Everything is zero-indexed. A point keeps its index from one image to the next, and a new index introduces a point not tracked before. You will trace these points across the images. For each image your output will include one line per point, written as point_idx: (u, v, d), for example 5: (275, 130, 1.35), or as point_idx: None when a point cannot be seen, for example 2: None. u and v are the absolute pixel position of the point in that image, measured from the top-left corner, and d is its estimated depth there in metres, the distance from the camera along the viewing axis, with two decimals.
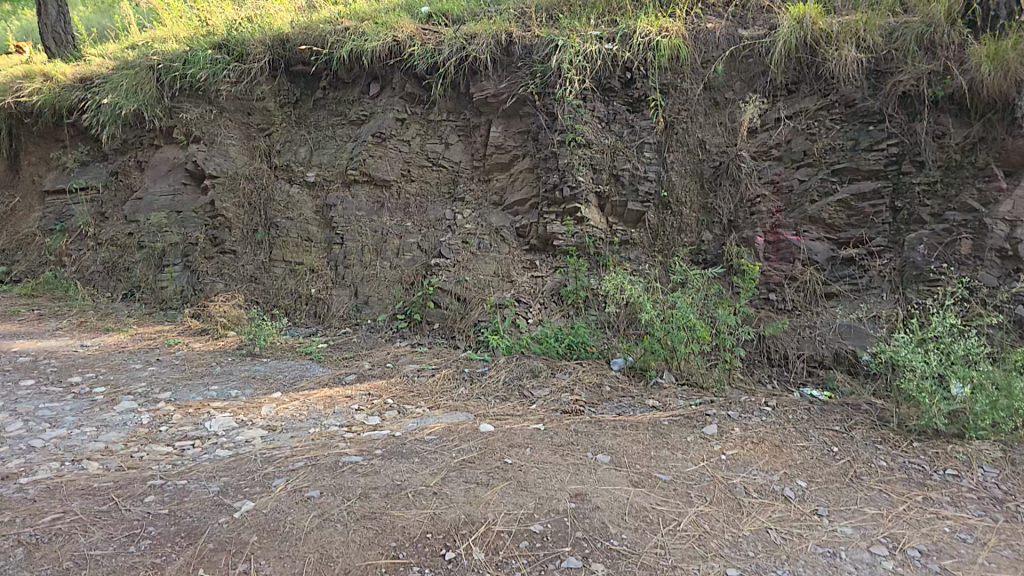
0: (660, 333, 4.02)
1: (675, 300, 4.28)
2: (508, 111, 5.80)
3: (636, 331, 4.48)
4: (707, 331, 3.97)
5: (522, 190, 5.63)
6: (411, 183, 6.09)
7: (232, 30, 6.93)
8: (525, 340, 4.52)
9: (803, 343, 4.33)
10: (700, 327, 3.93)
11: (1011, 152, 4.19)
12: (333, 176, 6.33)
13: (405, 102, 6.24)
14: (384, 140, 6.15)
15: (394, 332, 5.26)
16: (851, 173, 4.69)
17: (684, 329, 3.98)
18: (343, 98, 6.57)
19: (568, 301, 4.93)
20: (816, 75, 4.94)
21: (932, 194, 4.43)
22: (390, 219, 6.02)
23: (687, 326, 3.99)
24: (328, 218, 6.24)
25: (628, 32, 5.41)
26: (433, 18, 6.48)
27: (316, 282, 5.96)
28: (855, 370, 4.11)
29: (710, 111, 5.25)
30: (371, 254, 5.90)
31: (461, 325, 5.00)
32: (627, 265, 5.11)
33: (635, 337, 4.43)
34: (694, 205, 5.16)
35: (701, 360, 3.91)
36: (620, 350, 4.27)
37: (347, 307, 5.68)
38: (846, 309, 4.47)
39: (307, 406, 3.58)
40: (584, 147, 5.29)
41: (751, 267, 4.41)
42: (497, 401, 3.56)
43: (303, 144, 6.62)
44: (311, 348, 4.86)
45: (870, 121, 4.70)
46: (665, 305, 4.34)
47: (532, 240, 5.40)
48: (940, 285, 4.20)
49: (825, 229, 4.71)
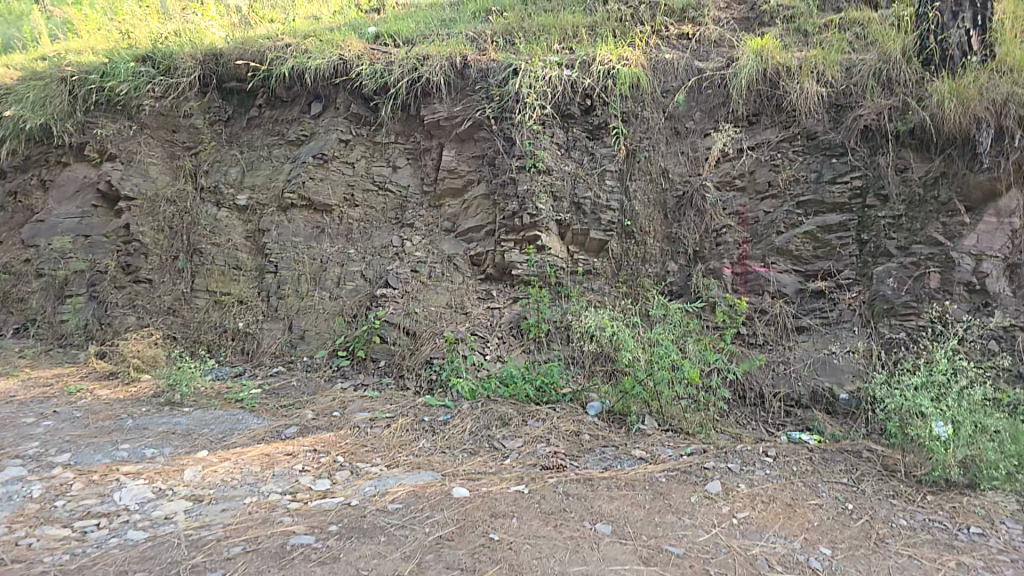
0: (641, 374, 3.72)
1: (654, 337, 4.00)
2: (461, 135, 5.46)
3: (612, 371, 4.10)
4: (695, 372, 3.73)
5: (476, 216, 5.28)
6: (354, 209, 5.62)
7: (155, 42, 6.32)
8: (491, 380, 4.15)
9: (778, 379, 4.07)
10: (688, 367, 3.68)
11: (973, 188, 4.00)
12: (268, 200, 5.79)
13: (350, 122, 5.77)
14: (326, 161, 5.64)
15: (335, 371, 4.75)
16: (816, 205, 4.48)
17: (668, 368, 3.71)
18: (280, 117, 6.08)
19: (529, 335, 4.54)
20: (777, 108, 4.78)
21: (898, 228, 4.19)
22: (329, 246, 5.52)
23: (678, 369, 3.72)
24: (260, 244, 5.67)
25: (588, 59, 5.18)
26: (379, 38, 6.09)
27: (245, 315, 5.37)
28: (833, 410, 3.86)
29: (672, 140, 5.05)
30: (308, 283, 5.39)
31: (411, 362, 4.53)
32: (591, 297, 4.73)
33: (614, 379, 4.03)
34: (658, 234, 4.89)
35: (687, 403, 3.61)
36: (595, 388, 3.96)
37: (280, 343, 5.14)
38: (817, 344, 4.20)
39: (241, 468, 3.05)
40: (544, 173, 4.98)
41: (740, 302, 4.20)
42: (465, 456, 3.16)
43: (236, 165, 6.03)
44: (242, 394, 4.28)
45: (832, 155, 4.51)
46: (644, 343, 4.02)
47: (489, 269, 5.05)
48: (911, 320, 3.94)
49: (792, 260, 4.46)
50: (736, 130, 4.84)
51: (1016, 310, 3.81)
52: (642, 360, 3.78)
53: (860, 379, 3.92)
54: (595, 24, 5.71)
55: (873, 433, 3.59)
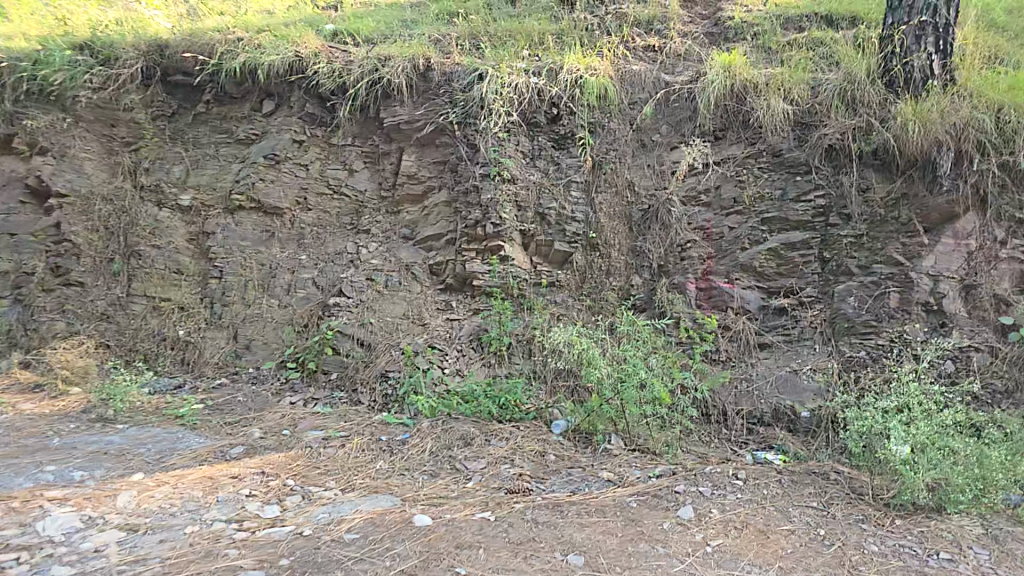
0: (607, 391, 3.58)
1: (626, 352, 3.89)
2: (422, 139, 5.31)
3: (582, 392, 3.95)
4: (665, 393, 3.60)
5: (436, 224, 5.11)
6: (307, 213, 5.39)
7: (94, 30, 5.93)
8: (452, 397, 4.01)
9: (740, 397, 4.06)
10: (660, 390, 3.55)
11: (932, 210, 4.12)
12: (215, 201, 5.51)
13: (304, 123, 5.53)
14: (278, 162, 5.41)
15: (283, 384, 4.52)
16: (780, 223, 4.49)
17: (641, 387, 3.58)
18: (228, 114, 5.79)
19: (490, 349, 4.43)
20: (743, 124, 4.80)
21: (859, 247, 4.27)
22: (280, 251, 5.30)
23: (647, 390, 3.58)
24: (204, 247, 5.39)
25: (555, 67, 5.10)
26: (337, 35, 5.88)
27: (186, 324, 5.07)
28: (795, 428, 3.86)
29: (638, 152, 5.02)
30: (256, 290, 5.15)
31: (364, 375, 4.34)
32: (554, 310, 4.66)
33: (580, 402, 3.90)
34: (623, 247, 4.83)
35: (652, 423, 3.57)
36: (561, 403, 3.93)
37: (224, 354, 4.88)
38: (779, 361, 4.22)
39: (181, 493, 2.82)
40: (509, 182, 4.85)
41: (712, 320, 4.20)
42: (425, 478, 3.05)
43: (179, 163, 5.73)
44: (182, 409, 4.01)
45: (796, 172, 4.54)
46: (609, 359, 3.90)
47: (448, 279, 4.88)
48: (870, 339, 4.02)
49: (755, 276, 4.44)
50: (704, 145, 4.82)
51: (970, 330, 3.94)
52: (609, 378, 3.62)
53: (820, 398, 3.91)
54: (562, 32, 5.64)
55: (833, 452, 3.59)
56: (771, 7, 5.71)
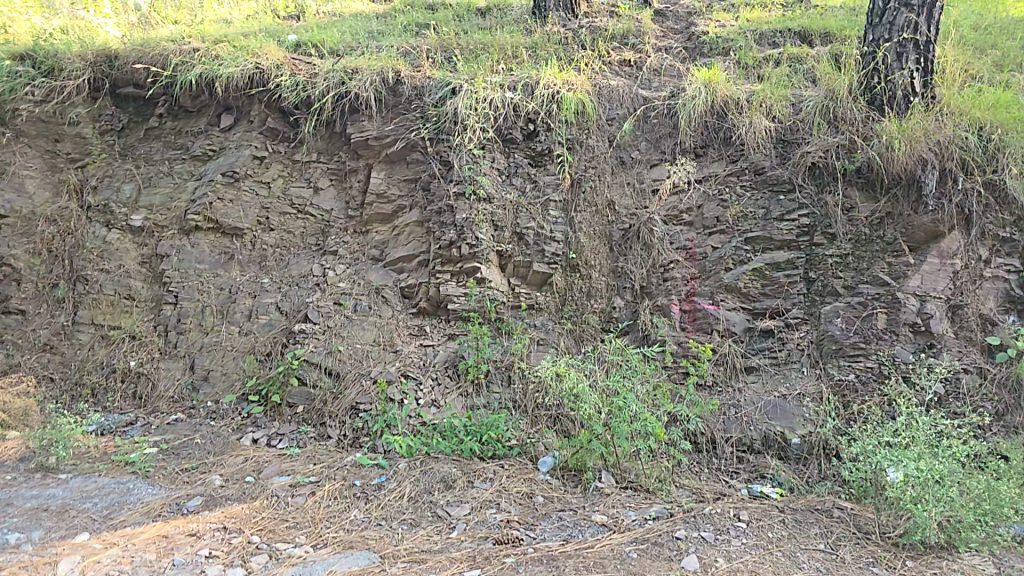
0: (600, 423, 3.41)
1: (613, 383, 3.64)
2: (392, 156, 5.08)
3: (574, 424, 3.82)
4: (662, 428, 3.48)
5: (407, 245, 4.87)
6: (269, 233, 5.11)
7: (37, 38, 5.57)
8: (433, 433, 3.82)
9: (730, 423, 3.94)
10: (655, 425, 3.39)
11: (917, 229, 4.07)
12: (169, 221, 5.16)
13: (266, 138, 5.27)
14: (237, 180, 5.13)
15: (244, 419, 4.20)
16: (764, 242, 4.37)
17: (636, 424, 3.41)
18: (183, 129, 5.47)
19: (468, 376, 4.22)
20: (724, 141, 4.70)
21: (845, 266, 4.18)
22: (240, 274, 4.98)
23: (642, 423, 3.41)
24: (157, 271, 5.03)
25: (531, 81, 4.93)
26: (300, 46, 5.62)
27: (137, 354, 4.70)
28: (787, 455, 3.78)
29: (617, 170, 4.86)
30: (214, 316, 4.81)
31: (333, 408, 4.06)
32: (534, 334, 4.46)
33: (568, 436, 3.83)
34: (604, 268, 4.66)
35: (649, 458, 3.46)
36: (548, 439, 3.79)
37: (180, 386, 4.53)
38: (767, 386, 4.08)
39: (132, 556, 2.57)
40: (484, 201, 4.65)
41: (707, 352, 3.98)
42: (404, 529, 2.92)
43: (130, 180, 5.36)
44: (133, 454, 3.68)
45: (780, 190, 4.44)
46: (602, 391, 3.68)
47: (421, 302, 4.63)
48: (860, 361, 3.94)
49: (740, 298, 4.32)
50: (687, 163, 4.69)
51: (958, 350, 3.90)
52: (604, 414, 3.45)
53: (811, 423, 3.85)
54: (534, 45, 5.48)
55: (834, 489, 3.49)
56: (743, 23, 5.68)
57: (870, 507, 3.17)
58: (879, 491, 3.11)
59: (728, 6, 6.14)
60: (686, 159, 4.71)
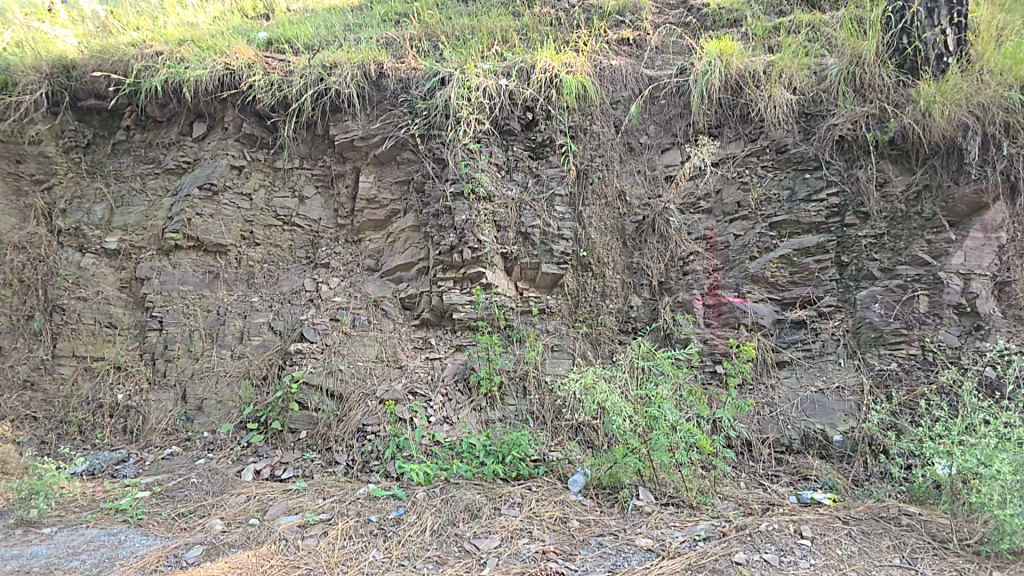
0: (636, 439, 3.08)
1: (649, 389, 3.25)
2: (381, 157, 4.77)
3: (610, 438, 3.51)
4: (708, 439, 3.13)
5: (405, 252, 4.56)
6: (254, 248, 4.80)
7: None
8: (450, 458, 3.49)
9: (764, 423, 3.67)
10: (701, 437, 3.04)
11: (958, 202, 3.81)
12: (147, 242, 4.81)
13: (242, 145, 4.93)
14: (216, 193, 4.74)
15: (244, 450, 3.86)
16: (792, 226, 4.16)
17: (683, 437, 3.05)
18: (155, 140, 5.16)
19: (481, 390, 3.91)
20: (741, 119, 4.51)
21: (880, 247, 3.94)
22: (228, 293, 4.65)
23: (685, 437, 3.03)
24: (139, 295, 4.67)
25: (526, 66, 4.64)
26: (272, 44, 5.27)
27: (124, 386, 4.34)
28: (828, 454, 3.50)
29: (625, 157, 4.65)
30: (203, 340, 4.46)
31: (338, 432, 3.74)
32: (548, 340, 4.16)
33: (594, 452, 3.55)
34: (619, 265, 4.40)
35: (691, 469, 3.13)
36: (576, 457, 3.51)
37: (172, 418, 4.19)
38: (802, 380, 3.82)
39: None
40: (485, 200, 4.33)
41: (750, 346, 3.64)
42: (431, 569, 2.59)
43: (102, 201, 5.03)
44: (123, 499, 3.34)
45: (805, 169, 4.24)
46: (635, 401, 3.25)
47: (424, 313, 4.34)
48: (902, 349, 3.64)
49: (767, 288, 4.07)
50: (711, 143, 4.50)
51: (1006, 331, 3.60)
52: (638, 426, 3.09)
53: (852, 418, 3.57)
54: (525, 27, 5.21)
55: (895, 492, 3.15)
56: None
57: (942, 512, 2.90)
58: (954, 496, 2.81)
59: None
60: (706, 138, 4.52)
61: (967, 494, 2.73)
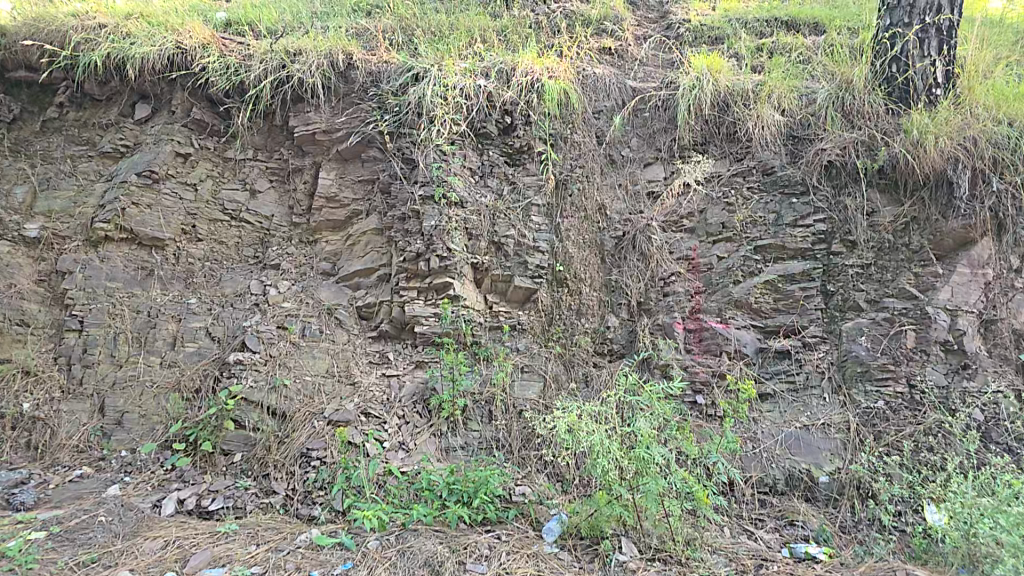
0: (621, 485, 2.75)
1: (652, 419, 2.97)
2: (344, 153, 4.41)
3: (585, 477, 3.29)
4: (704, 490, 2.84)
5: (364, 257, 4.19)
6: (196, 244, 4.34)
7: None
8: (409, 501, 3.09)
9: (747, 461, 3.39)
10: (699, 489, 2.74)
11: (945, 236, 3.70)
12: (73, 231, 4.30)
13: (190, 131, 4.48)
14: (156, 182, 4.29)
15: (168, 474, 3.39)
16: (776, 252, 3.97)
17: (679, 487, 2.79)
18: (91, 120, 4.65)
19: (443, 413, 3.56)
20: (727, 138, 4.37)
21: (867, 278, 3.78)
22: (162, 293, 4.16)
23: (679, 484, 2.74)
24: (59, 290, 4.13)
25: (506, 67, 4.41)
26: (232, 26, 4.89)
27: (32, 395, 3.77)
28: (814, 496, 3.26)
29: (606, 169, 4.43)
30: (129, 345, 3.96)
31: (279, 456, 3.34)
32: (517, 360, 3.84)
33: (566, 490, 3.28)
34: (595, 282, 4.14)
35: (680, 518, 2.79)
36: (553, 500, 3.18)
37: (86, 433, 3.67)
38: (785, 415, 3.58)
39: None
40: (457, 206, 4.00)
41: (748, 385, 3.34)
42: None
43: (23, 183, 4.47)
44: (11, 542, 2.68)
45: (791, 193, 4.07)
46: (619, 442, 2.83)
47: (383, 325, 3.96)
48: (890, 386, 3.46)
49: (750, 314, 3.88)
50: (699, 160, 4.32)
51: (993, 371, 3.48)
52: (625, 472, 2.73)
53: (838, 458, 3.36)
54: (505, 29, 4.95)
55: (893, 549, 2.88)
56: (724, 12, 5.27)
57: None
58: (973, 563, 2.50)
59: None
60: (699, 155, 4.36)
61: (983, 563, 2.44)
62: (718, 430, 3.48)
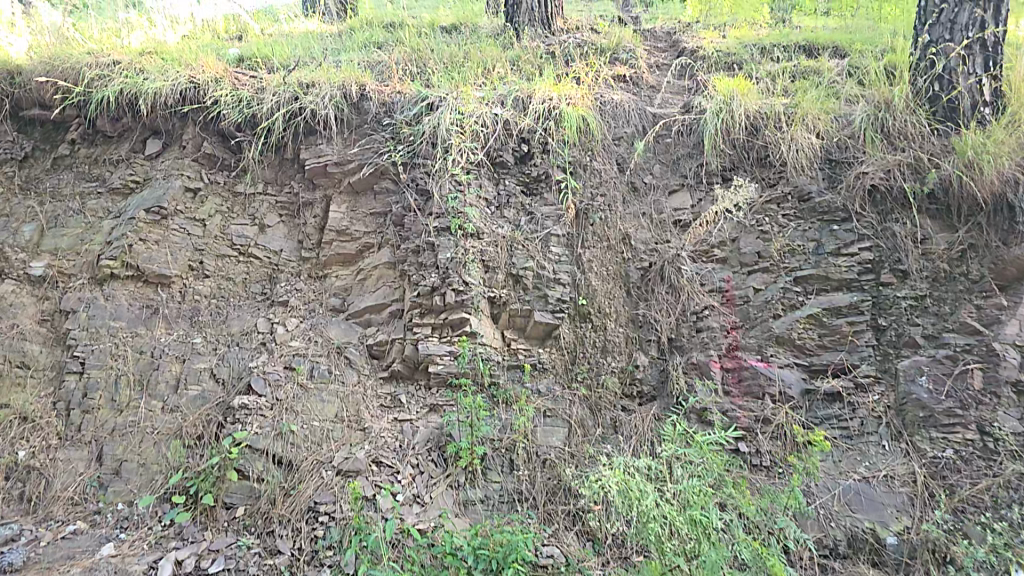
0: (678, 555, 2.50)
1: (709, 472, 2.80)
2: (356, 185, 4.22)
3: (620, 538, 3.01)
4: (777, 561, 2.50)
5: (376, 292, 3.96)
6: (203, 281, 4.13)
7: None
8: (429, 567, 2.80)
9: (807, 522, 3.00)
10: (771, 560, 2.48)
11: (1008, 264, 3.40)
12: (79, 270, 4.13)
13: (200, 166, 4.38)
14: (164, 218, 4.16)
15: (166, 530, 3.12)
16: (819, 283, 3.65)
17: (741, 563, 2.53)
18: (100, 156, 4.52)
19: (461, 462, 3.27)
20: (757, 162, 4.11)
21: (921, 311, 3.46)
22: (166, 333, 3.94)
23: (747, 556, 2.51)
24: (62, 331, 3.95)
25: (522, 95, 4.27)
26: (243, 61, 4.81)
27: (28, 442, 3.55)
28: (882, 561, 2.88)
29: (629, 197, 4.17)
30: (131, 388, 3.73)
31: (285, 510, 3.10)
32: (539, 403, 3.53)
33: (599, 551, 2.99)
34: (622, 317, 3.84)
35: None
36: (589, 567, 2.90)
37: (80, 484, 3.42)
38: (840, 464, 3.24)
39: None
40: (473, 237, 3.80)
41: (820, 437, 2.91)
42: None
43: (31, 220, 4.34)
44: None
45: (832, 220, 3.78)
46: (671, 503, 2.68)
47: (394, 364, 3.69)
48: (957, 434, 3.14)
49: (793, 351, 3.55)
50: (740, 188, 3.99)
51: None
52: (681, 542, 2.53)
53: (906, 515, 3.00)
54: (517, 59, 4.79)
55: None
56: (739, 38, 5.06)
57: None
58: None
59: (714, 26, 5.46)
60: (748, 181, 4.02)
61: None
62: (766, 485, 3.15)
